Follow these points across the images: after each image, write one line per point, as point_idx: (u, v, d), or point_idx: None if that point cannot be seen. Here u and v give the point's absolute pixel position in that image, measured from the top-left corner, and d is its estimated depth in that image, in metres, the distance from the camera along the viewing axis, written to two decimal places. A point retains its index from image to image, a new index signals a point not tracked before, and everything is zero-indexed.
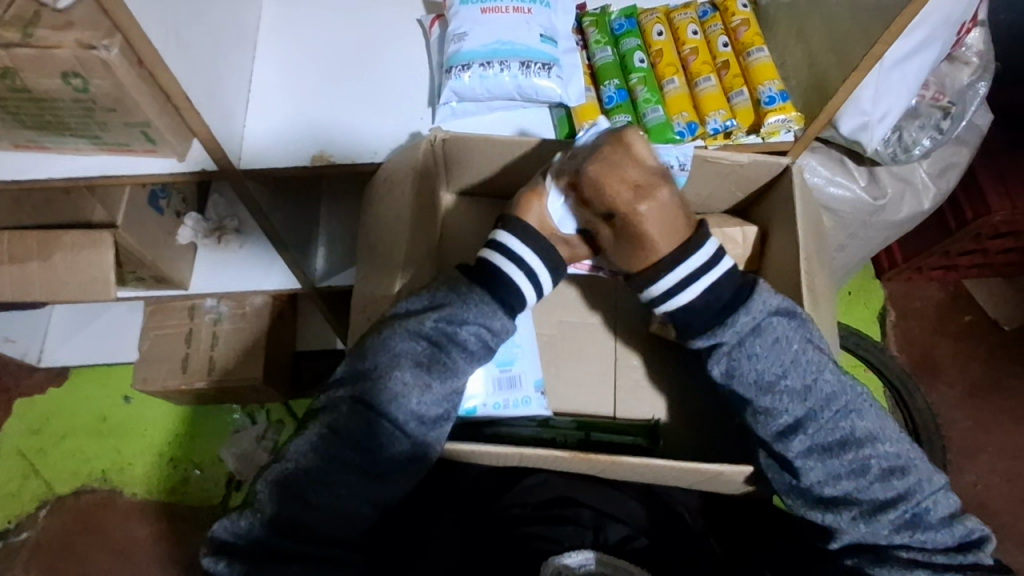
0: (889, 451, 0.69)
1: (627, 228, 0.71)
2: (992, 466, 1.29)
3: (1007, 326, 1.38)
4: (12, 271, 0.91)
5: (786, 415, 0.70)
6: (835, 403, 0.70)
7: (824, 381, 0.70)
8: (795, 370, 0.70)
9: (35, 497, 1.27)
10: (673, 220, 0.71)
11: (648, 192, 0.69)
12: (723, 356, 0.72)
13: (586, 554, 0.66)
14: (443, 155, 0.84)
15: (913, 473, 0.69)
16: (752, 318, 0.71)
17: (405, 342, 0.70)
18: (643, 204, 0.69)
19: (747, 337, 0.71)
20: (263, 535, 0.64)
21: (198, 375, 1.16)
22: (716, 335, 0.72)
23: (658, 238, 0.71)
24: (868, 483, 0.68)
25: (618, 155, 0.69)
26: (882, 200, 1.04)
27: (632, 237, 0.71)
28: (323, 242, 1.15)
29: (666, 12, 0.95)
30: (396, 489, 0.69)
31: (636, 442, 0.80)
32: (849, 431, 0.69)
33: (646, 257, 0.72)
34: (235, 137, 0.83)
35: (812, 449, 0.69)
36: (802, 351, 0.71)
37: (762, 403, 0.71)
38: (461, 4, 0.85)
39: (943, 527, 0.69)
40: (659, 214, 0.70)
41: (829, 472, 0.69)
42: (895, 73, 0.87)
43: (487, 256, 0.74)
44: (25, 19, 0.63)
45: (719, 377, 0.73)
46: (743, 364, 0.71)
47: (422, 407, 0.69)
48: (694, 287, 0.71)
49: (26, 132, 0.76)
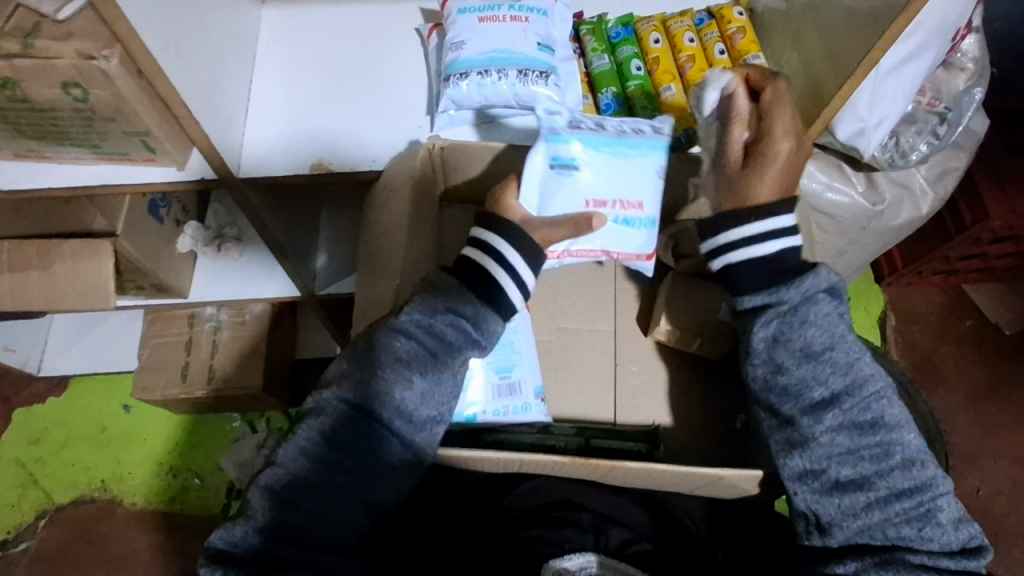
0: (914, 441, 0.69)
1: (765, 153, 0.72)
2: (995, 470, 1.29)
3: (1008, 330, 1.38)
4: (11, 280, 0.91)
5: (821, 389, 0.70)
6: (869, 386, 0.70)
7: (862, 364, 0.70)
8: (839, 345, 0.71)
9: (35, 508, 1.27)
10: (792, 177, 0.74)
11: (798, 140, 0.73)
12: (774, 319, 0.72)
13: (588, 557, 0.67)
14: (442, 164, 0.84)
15: (931, 467, 0.68)
16: (814, 286, 0.71)
17: (387, 340, 0.70)
18: (789, 141, 0.72)
19: (803, 303, 0.71)
20: (258, 544, 0.64)
21: (197, 385, 1.16)
22: (776, 294, 0.71)
23: (777, 184, 0.73)
24: (889, 470, 0.67)
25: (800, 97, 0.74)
26: (880, 206, 1.04)
27: (762, 164, 0.72)
28: (324, 248, 1.15)
29: (662, 20, 0.95)
30: (386, 490, 0.68)
31: (637, 449, 0.79)
32: (880, 414, 0.69)
33: (755, 191, 0.72)
34: (234, 146, 0.84)
35: (842, 426, 0.69)
36: (848, 331, 0.72)
37: (798, 374, 0.71)
38: (459, 13, 0.86)
39: (952, 528, 0.67)
40: (793, 157, 0.73)
41: (853, 451, 0.68)
42: (889, 79, 0.87)
43: (472, 255, 0.74)
44: (26, 30, 0.63)
45: (761, 343, 0.72)
46: (793, 330, 0.71)
47: (408, 405, 0.69)
48: (784, 240, 0.72)
49: (27, 141, 0.76)
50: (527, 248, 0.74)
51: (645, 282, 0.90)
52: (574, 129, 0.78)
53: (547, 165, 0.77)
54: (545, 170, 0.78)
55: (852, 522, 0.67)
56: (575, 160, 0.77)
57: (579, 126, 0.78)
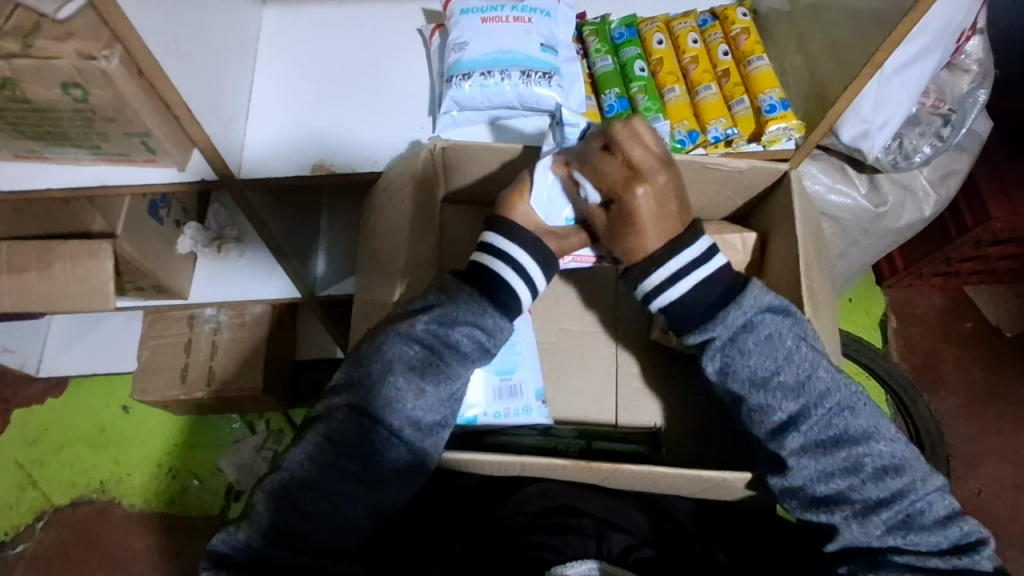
0: (884, 449, 0.67)
1: (622, 212, 0.72)
2: (996, 472, 1.28)
3: (1008, 333, 1.38)
4: (10, 281, 0.91)
5: (780, 412, 0.69)
6: (828, 401, 0.68)
7: (818, 378, 0.69)
8: (787, 366, 0.69)
9: (32, 509, 1.26)
10: (668, 212, 0.72)
11: (649, 183, 0.70)
12: (715, 354, 0.72)
13: (589, 565, 0.67)
14: (443, 163, 0.83)
15: (907, 473, 0.67)
16: (742, 315, 0.71)
17: (399, 346, 0.70)
18: (637, 189, 0.70)
19: (738, 333, 0.71)
20: (259, 548, 0.63)
21: (197, 386, 1.15)
22: (706, 331, 0.72)
23: (653, 230, 0.72)
24: (862, 482, 0.66)
25: (626, 136, 0.70)
26: (883, 208, 1.03)
27: (627, 221, 0.72)
28: (323, 250, 1.14)
29: (666, 20, 0.94)
30: (391, 496, 0.68)
31: (638, 451, 0.82)
32: (843, 429, 0.68)
33: (643, 245, 0.73)
34: (235, 146, 0.83)
35: (806, 447, 0.68)
36: (796, 348, 0.69)
37: (755, 401, 0.70)
38: (461, 14, 0.85)
39: (937, 528, 0.66)
40: (651, 200, 0.71)
41: (823, 470, 0.67)
42: (895, 81, 0.87)
43: (483, 261, 0.74)
44: (25, 30, 0.62)
45: (713, 375, 0.73)
46: (736, 361, 0.71)
47: (418, 412, 0.68)
48: (682, 284, 0.72)
49: (26, 142, 0.75)
50: (535, 248, 0.75)
51: None
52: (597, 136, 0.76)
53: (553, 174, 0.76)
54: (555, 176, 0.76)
55: (840, 535, 0.66)
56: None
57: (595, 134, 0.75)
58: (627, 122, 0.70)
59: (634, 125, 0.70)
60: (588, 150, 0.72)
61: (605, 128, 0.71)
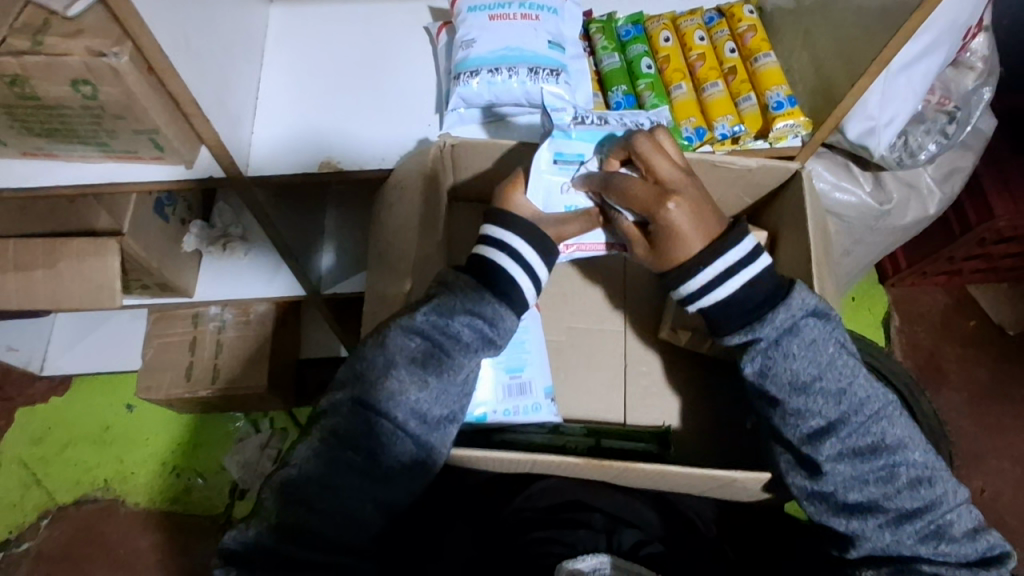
0: (918, 459, 0.68)
1: (659, 230, 0.70)
2: (999, 471, 1.29)
3: (1012, 332, 1.39)
4: (16, 279, 0.90)
5: (819, 417, 0.68)
6: (867, 408, 0.68)
7: (858, 386, 0.69)
8: (829, 372, 0.68)
9: (36, 507, 1.26)
10: (705, 220, 0.70)
11: (679, 195, 0.69)
12: (758, 354, 0.70)
13: (601, 559, 0.67)
14: (452, 160, 0.83)
15: (939, 484, 0.68)
16: (790, 316, 0.68)
17: (400, 339, 0.70)
18: (669, 203, 0.69)
19: (785, 335, 0.69)
20: (269, 543, 0.63)
21: (202, 384, 1.15)
22: (752, 332, 0.69)
23: (691, 241, 0.70)
24: (897, 491, 0.67)
25: (650, 148, 0.70)
26: (888, 206, 1.04)
27: (664, 237, 0.70)
28: (328, 248, 1.14)
29: (673, 18, 0.95)
30: (399, 492, 0.68)
31: (648, 449, 0.79)
32: (880, 436, 0.68)
33: (685, 253, 0.70)
34: (243, 144, 0.83)
35: (843, 453, 0.67)
36: (838, 354, 0.69)
37: (793, 405, 0.69)
38: (468, 12, 0.86)
39: (966, 540, 0.67)
40: (686, 211, 0.69)
41: (857, 476, 0.67)
42: (900, 78, 0.87)
43: (482, 252, 0.74)
44: (34, 27, 0.62)
45: (752, 376, 0.71)
46: (778, 363, 0.69)
47: (421, 405, 0.68)
48: (728, 284, 0.69)
49: (33, 139, 0.75)
50: (539, 243, 0.74)
51: (655, 282, 0.90)
52: (580, 124, 0.77)
53: (551, 161, 0.76)
54: (550, 164, 0.76)
55: (866, 541, 0.67)
56: (581, 156, 0.77)
57: (582, 120, 0.77)
58: (649, 136, 0.71)
59: (654, 138, 0.71)
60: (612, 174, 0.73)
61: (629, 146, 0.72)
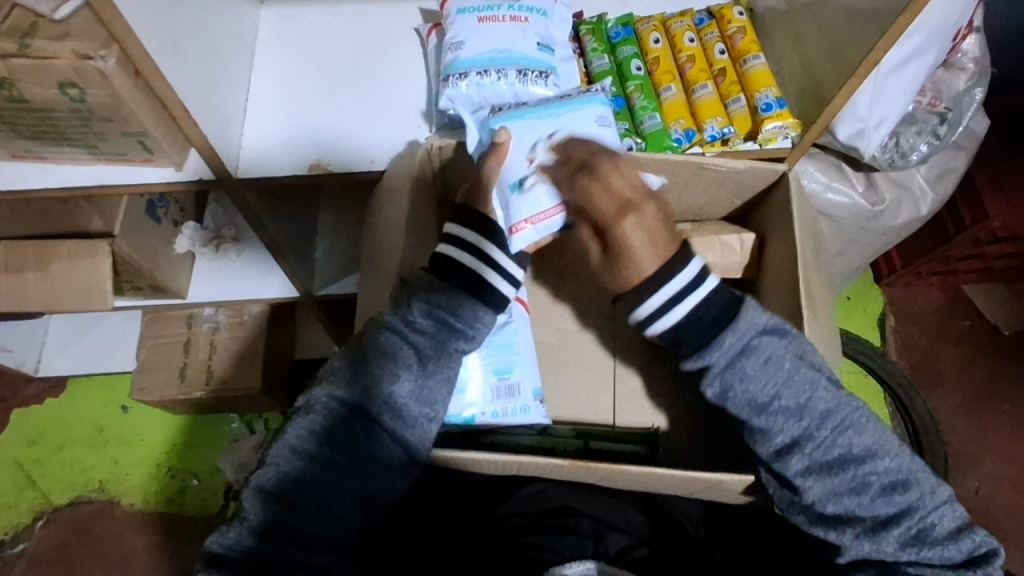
0: (890, 466, 0.68)
1: (616, 244, 0.71)
2: (993, 472, 1.28)
3: (1007, 331, 1.38)
4: (8, 281, 0.91)
5: (783, 434, 0.68)
6: (830, 420, 0.68)
7: (818, 400, 0.68)
8: (787, 390, 0.68)
9: (31, 509, 1.26)
10: (664, 232, 0.72)
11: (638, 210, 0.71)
12: (715, 378, 0.70)
13: (587, 565, 0.67)
14: (441, 161, 0.84)
15: (915, 488, 0.67)
16: (739, 340, 0.69)
17: (376, 335, 0.70)
18: (627, 217, 0.70)
19: (737, 358, 0.69)
20: (254, 545, 0.63)
21: (195, 386, 1.16)
22: (703, 358, 0.70)
23: (644, 252, 0.71)
24: (871, 500, 0.67)
25: (612, 168, 0.72)
26: (879, 207, 1.04)
27: (620, 252, 0.71)
28: (322, 248, 1.14)
29: (662, 19, 0.95)
30: (380, 487, 0.68)
31: (636, 451, 0.79)
32: (847, 448, 0.68)
33: (639, 268, 0.71)
34: (232, 146, 0.83)
35: (811, 468, 0.67)
36: (796, 370, 0.68)
37: (757, 423, 0.69)
38: (458, 13, 0.86)
39: (950, 542, 0.67)
40: (642, 228, 0.71)
41: (830, 490, 0.67)
42: (890, 79, 0.87)
43: (457, 261, 0.73)
44: (22, 30, 0.62)
45: (714, 399, 0.71)
46: (736, 386, 0.69)
47: (399, 399, 0.69)
48: (677, 308, 0.70)
49: (23, 141, 0.76)
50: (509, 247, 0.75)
51: None
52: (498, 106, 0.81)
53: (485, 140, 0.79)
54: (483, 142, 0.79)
55: (848, 550, 0.67)
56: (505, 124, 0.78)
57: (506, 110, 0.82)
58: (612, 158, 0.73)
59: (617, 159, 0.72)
60: (579, 176, 0.73)
61: (593, 159, 0.73)
